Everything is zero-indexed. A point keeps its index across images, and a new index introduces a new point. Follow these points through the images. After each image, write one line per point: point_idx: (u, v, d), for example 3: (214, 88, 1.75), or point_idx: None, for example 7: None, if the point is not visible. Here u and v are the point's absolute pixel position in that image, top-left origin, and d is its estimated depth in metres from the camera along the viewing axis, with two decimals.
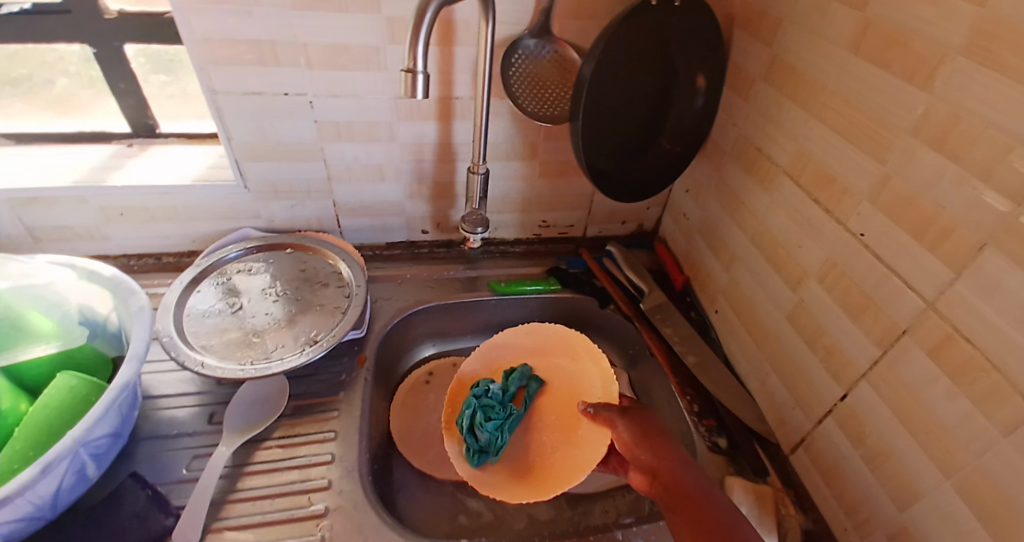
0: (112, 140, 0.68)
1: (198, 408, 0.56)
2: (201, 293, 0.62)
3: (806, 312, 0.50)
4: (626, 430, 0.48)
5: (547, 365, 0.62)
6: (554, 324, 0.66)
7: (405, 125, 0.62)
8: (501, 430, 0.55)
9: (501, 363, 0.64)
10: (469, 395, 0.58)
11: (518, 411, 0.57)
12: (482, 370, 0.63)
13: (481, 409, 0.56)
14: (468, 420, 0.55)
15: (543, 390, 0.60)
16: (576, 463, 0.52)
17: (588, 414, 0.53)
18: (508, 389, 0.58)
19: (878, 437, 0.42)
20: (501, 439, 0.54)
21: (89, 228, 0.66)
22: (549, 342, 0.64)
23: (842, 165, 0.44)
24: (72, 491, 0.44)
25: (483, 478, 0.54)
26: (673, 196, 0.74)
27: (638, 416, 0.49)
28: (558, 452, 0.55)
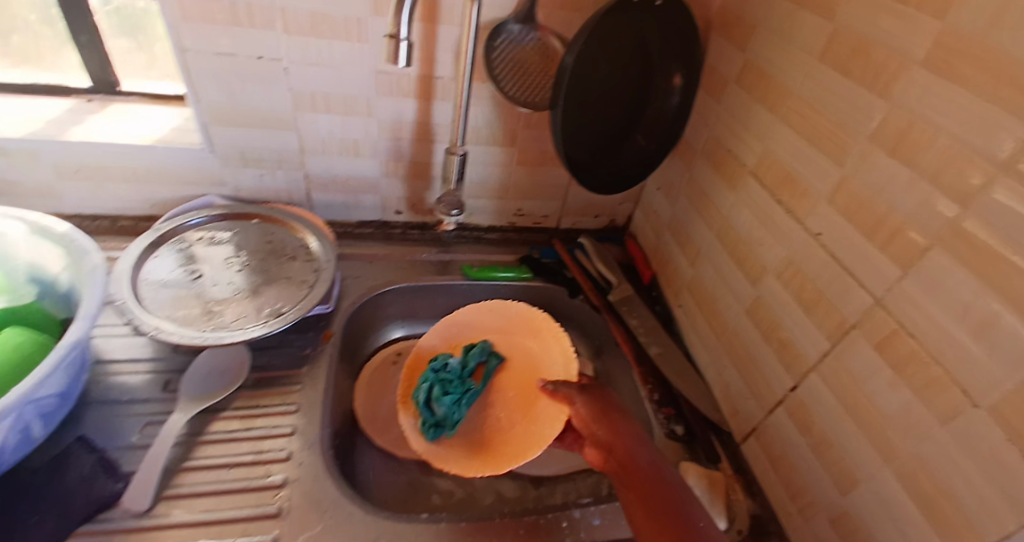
0: (70, 94, 0.65)
1: (151, 375, 0.54)
2: (159, 258, 0.59)
3: (765, 307, 0.52)
4: (585, 407, 0.50)
5: (509, 344, 0.63)
6: (518, 303, 0.66)
7: (384, 101, 0.62)
8: (457, 404, 0.56)
9: (461, 339, 0.64)
10: (428, 368, 0.59)
11: (476, 387, 0.57)
12: (440, 344, 0.64)
13: (439, 383, 0.57)
14: (425, 394, 0.57)
15: (503, 366, 0.61)
16: (531, 438, 0.53)
17: (547, 390, 0.55)
18: (467, 364, 0.59)
19: (824, 426, 0.44)
20: (457, 413, 0.55)
21: (40, 185, 0.62)
22: (513, 322, 0.65)
23: (804, 167, 0.47)
24: (15, 453, 0.42)
25: (436, 451, 0.56)
26: (646, 193, 0.76)
27: (597, 396, 0.51)
28: (513, 427, 0.55)
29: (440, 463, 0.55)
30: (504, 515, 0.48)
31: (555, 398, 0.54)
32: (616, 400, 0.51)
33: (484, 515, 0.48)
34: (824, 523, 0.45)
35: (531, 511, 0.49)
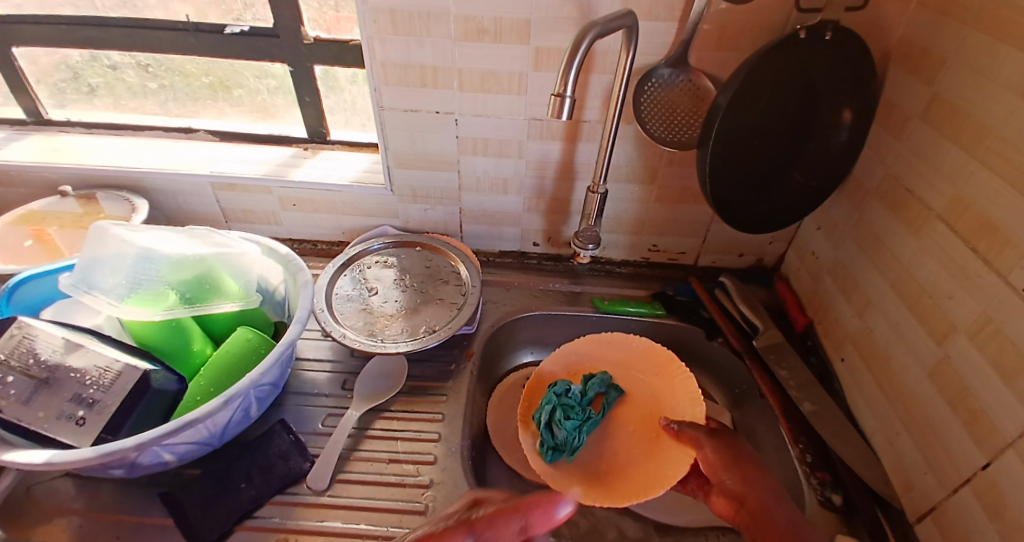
0: (291, 143, 0.82)
1: (333, 374, 0.65)
2: (347, 276, 0.72)
3: (952, 370, 0.45)
4: (712, 453, 0.50)
5: (629, 380, 0.65)
6: (631, 337, 0.69)
7: (534, 143, 0.68)
8: (578, 431, 0.57)
9: (578, 368, 0.66)
10: (548, 391, 0.60)
11: (596, 416, 0.59)
12: (558, 371, 0.66)
13: (561, 407, 0.59)
14: (547, 416, 0.58)
15: (621, 399, 0.63)
16: (655, 476, 0.54)
17: (671, 430, 0.56)
18: (587, 393, 0.61)
19: (1017, 511, 0.37)
20: (577, 440, 0.56)
21: (268, 213, 0.79)
22: (636, 359, 0.66)
23: (1005, 212, 0.40)
24: (238, 426, 0.53)
25: (554, 475, 0.56)
26: (802, 232, 0.71)
27: (725, 440, 0.51)
28: (637, 462, 0.56)
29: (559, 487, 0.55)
30: None
31: (680, 440, 0.55)
32: (747, 446, 0.50)
33: None
34: None
35: None
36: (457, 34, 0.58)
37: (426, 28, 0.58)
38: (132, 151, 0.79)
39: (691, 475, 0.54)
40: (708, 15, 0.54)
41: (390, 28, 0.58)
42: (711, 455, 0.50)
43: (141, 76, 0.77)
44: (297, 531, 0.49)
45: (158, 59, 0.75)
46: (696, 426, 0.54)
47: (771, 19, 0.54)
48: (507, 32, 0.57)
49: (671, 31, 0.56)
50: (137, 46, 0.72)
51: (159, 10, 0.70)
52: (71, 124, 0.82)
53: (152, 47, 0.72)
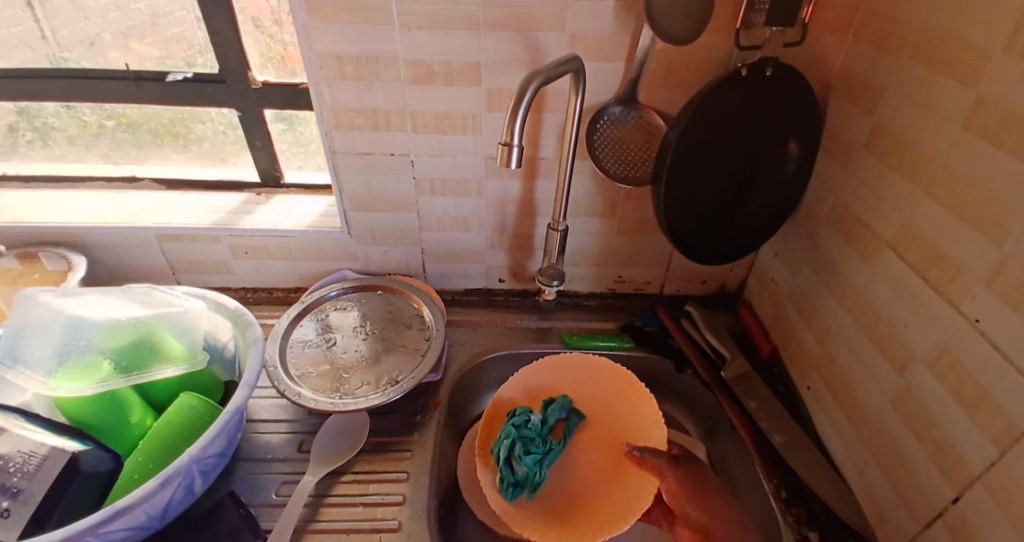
0: (244, 188, 0.79)
1: (289, 435, 0.61)
2: (303, 326, 0.69)
3: (914, 400, 0.45)
4: (677, 484, 0.50)
5: (590, 405, 0.62)
6: (591, 357, 0.66)
7: (492, 182, 0.67)
8: (539, 464, 0.54)
9: (539, 393, 0.64)
10: (507, 424, 0.57)
11: (557, 446, 0.57)
12: (520, 396, 0.63)
13: (520, 440, 0.56)
14: (506, 451, 0.54)
15: (584, 424, 0.60)
16: (621, 508, 0.52)
17: (633, 457, 0.54)
18: (547, 421, 0.58)
19: None
20: (539, 475, 0.54)
21: (219, 262, 0.76)
22: (598, 384, 0.64)
23: (952, 243, 0.41)
24: (179, 505, 0.49)
25: (513, 512, 0.53)
26: (761, 259, 0.72)
27: (688, 469, 0.51)
28: (600, 495, 0.54)
29: (519, 529, 0.52)
30: None
31: (642, 467, 0.53)
32: (708, 474, 0.51)
33: None
34: None
35: None
36: (407, 77, 0.57)
37: (375, 73, 0.57)
38: (73, 204, 0.75)
39: (652, 505, 0.54)
40: (652, 55, 0.55)
41: (339, 73, 0.57)
42: (676, 486, 0.50)
43: (85, 122, 0.73)
44: None
45: (99, 107, 0.72)
46: (658, 452, 0.54)
47: (716, 57, 0.55)
48: (458, 75, 0.57)
49: (620, 70, 0.56)
50: (77, 96, 0.68)
51: (116, 47, 0.67)
52: (6, 177, 0.77)
53: (93, 97, 0.69)
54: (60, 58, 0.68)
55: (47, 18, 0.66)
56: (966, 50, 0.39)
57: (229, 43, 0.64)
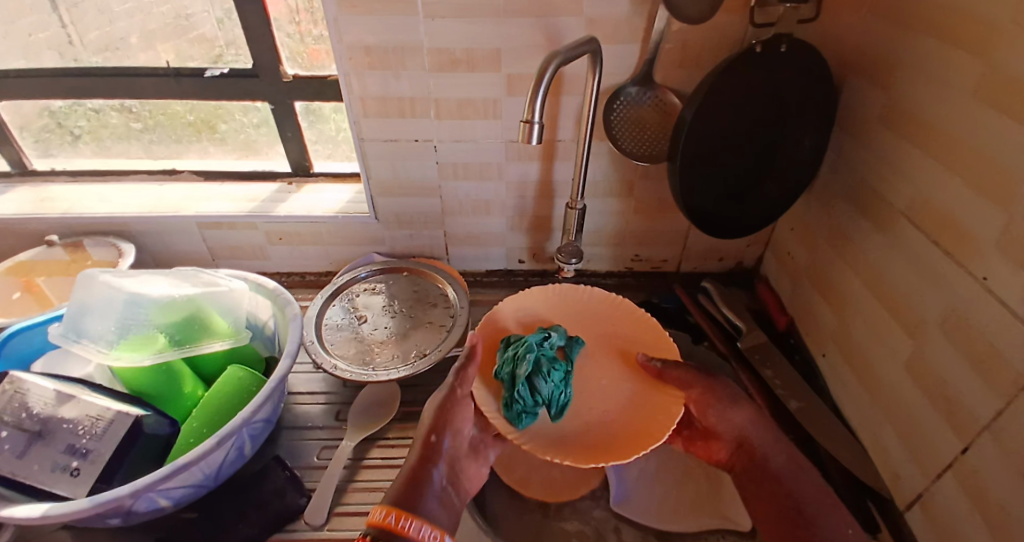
0: (276, 178, 0.83)
1: (326, 406, 0.65)
2: (335, 306, 0.72)
3: (926, 362, 0.46)
4: (702, 399, 0.50)
5: (595, 338, 0.61)
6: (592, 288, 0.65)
7: (513, 165, 0.69)
8: (563, 385, 0.52)
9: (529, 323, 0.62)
10: (525, 343, 0.54)
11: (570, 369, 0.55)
12: (514, 327, 0.61)
13: (542, 359, 0.53)
14: (529, 368, 0.51)
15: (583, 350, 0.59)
16: (640, 431, 0.50)
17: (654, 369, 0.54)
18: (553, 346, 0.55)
19: (1000, 497, 0.38)
20: (563, 395, 0.51)
21: (255, 248, 0.80)
22: (597, 310, 0.63)
23: (961, 208, 0.42)
24: (232, 466, 0.53)
25: (528, 436, 0.50)
26: (777, 234, 0.73)
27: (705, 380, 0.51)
28: (619, 417, 0.52)
29: (542, 451, 0.48)
30: None
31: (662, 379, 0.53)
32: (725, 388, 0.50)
33: None
34: None
35: None
36: (431, 65, 0.60)
37: (400, 61, 0.59)
38: (119, 196, 0.80)
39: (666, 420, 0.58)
40: (668, 36, 0.57)
41: (366, 62, 0.59)
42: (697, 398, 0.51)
43: (129, 119, 0.77)
44: None
45: (139, 105, 0.76)
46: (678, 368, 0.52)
47: (731, 35, 0.57)
48: (479, 61, 0.59)
49: (636, 52, 0.58)
50: (122, 94, 0.73)
51: (157, 49, 0.71)
52: (56, 173, 0.82)
53: (136, 96, 0.73)
54: (96, 61, 0.72)
55: (71, 24, 0.70)
56: (977, 18, 0.40)
57: (261, 39, 0.68)
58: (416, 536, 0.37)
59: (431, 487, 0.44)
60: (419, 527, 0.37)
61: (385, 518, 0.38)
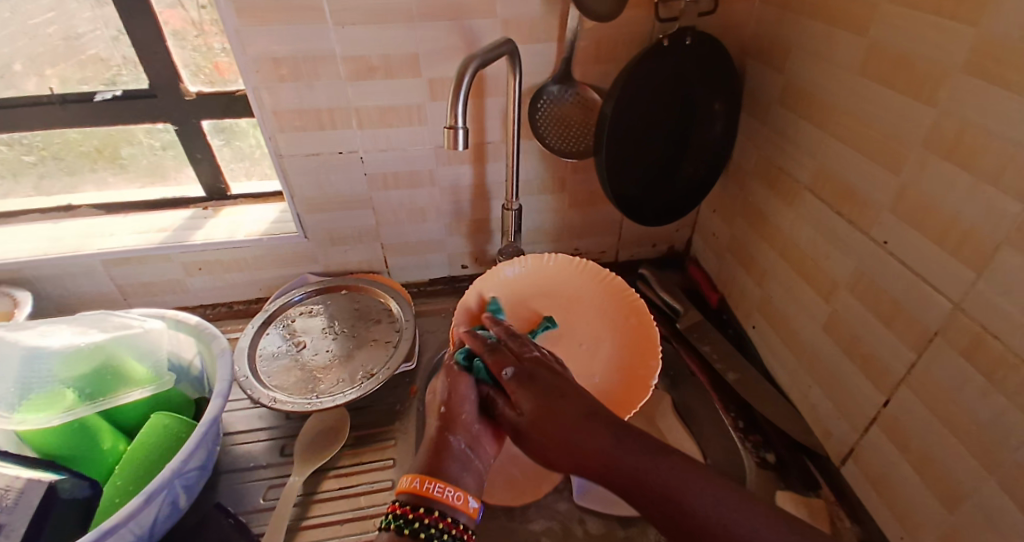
0: (189, 204, 0.77)
1: (270, 441, 0.61)
2: (269, 334, 0.68)
3: (841, 322, 0.50)
4: (552, 419, 0.39)
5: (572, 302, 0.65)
6: (552, 255, 0.68)
7: (444, 170, 0.68)
8: None
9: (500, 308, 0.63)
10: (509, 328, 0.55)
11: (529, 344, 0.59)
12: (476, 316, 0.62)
13: None
14: None
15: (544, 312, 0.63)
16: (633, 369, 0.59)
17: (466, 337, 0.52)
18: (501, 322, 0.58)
19: (921, 438, 0.42)
20: None
21: (172, 281, 0.74)
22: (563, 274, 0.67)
23: (859, 179, 0.46)
24: (166, 523, 0.48)
25: None
26: (701, 218, 0.77)
27: (550, 379, 0.43)
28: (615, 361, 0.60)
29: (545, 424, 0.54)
30: None
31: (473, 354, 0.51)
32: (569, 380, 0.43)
33: None
34: None
35: None
36: (347, 74, 0.57)
37: (313, 72, 0.57)
38: (5, 239, 0.71)
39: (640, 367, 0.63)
40: (582, 33, 0.58)
41: (276, 75, 0.56)
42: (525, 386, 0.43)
43: (10, 152, 0.69)
44: None
45: (21, 136, 0.68)
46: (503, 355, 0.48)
47: (639, 30, 0.59)
48: (397, 67, 0.58)
49: (553, 50, 0.59)
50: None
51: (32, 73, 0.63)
52: None
53: (15, 127, 0.65)
54: None
55: None
56: (856, 4, 0.43)
57: (156, 56, 0.63)
58: (443, 499, 0.39)
59: (452, 455, 0.43)
60: (445, 490, 0.39)
61: (413, 484, 0.40)
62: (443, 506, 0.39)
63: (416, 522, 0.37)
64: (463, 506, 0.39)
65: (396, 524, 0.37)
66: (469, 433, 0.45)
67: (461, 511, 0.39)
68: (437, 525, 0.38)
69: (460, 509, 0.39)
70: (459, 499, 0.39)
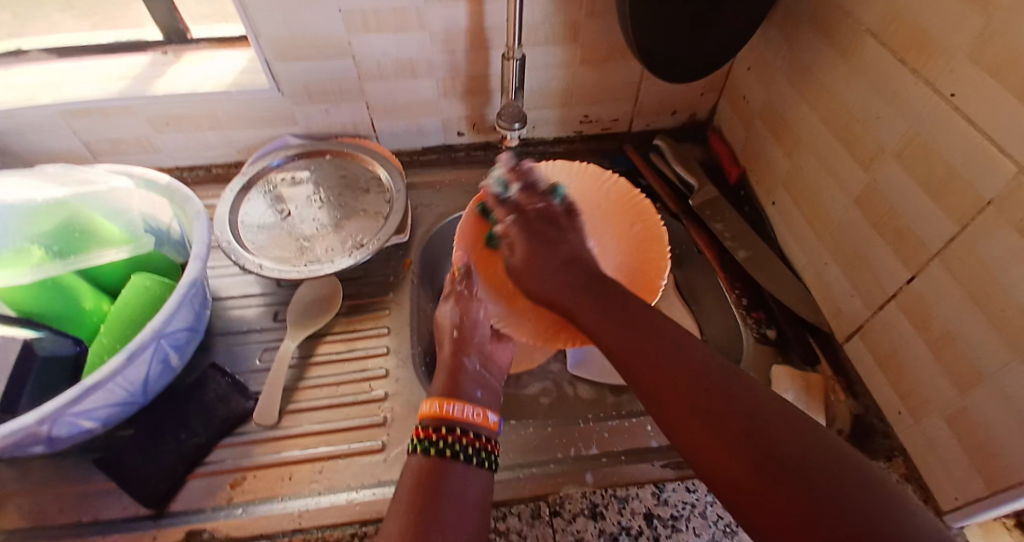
0: (146, 49, 0.67)
1: (263, 307, 0.60)
2: (251, 201, 0.63)
3: (878, 195, 0.45)
4: (537, 258, 0.47)
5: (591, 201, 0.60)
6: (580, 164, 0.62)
7: (434, 10, 0.57)
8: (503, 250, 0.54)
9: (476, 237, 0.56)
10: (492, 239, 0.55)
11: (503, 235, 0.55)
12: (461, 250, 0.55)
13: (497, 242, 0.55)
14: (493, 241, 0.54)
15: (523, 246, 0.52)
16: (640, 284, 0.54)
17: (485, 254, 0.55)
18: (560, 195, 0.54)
19: (946, 321, 0.39)
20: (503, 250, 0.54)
21: (140, 139, 0.67)
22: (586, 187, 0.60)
23: (936, 15, 0.37)
24: (160, 378, 0.48)
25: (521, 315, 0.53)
26: (733, 76, 0.67)
27: (545, 228, 0.49)
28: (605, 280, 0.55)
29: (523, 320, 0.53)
30: (587, 420, 0.52)
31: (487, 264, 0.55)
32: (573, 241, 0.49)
33: (568, 421, 0.52)
34: (938, 422, 0.42)
35: (617, 417, 0.52)
36: None
37: None
38: None
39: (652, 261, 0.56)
40: None
41: None
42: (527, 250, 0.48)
43: None
44: (257, 466, 0.47)
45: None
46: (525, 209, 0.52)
47: None
48: None
49: None
50: None
51: None
52: None
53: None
54: None
55: None
56: None
57: None
58: (462, 417, 0.40)
59: (467, 375, 0.45)
60: (464, 409, 0.41)
61: (433, 409, 0.40)
62: (462, 423, 0.40)
63: (440, 441, 0.38)
64: (482, 421, 0.41)
65: (421, 446, 0.38)
66: (480, 354, 0.48)
67: (482, 426, 0.41)
68: (462, 441, 0.39)
69: (482, 425, 0.41)
70: (479, 415, 0.41)
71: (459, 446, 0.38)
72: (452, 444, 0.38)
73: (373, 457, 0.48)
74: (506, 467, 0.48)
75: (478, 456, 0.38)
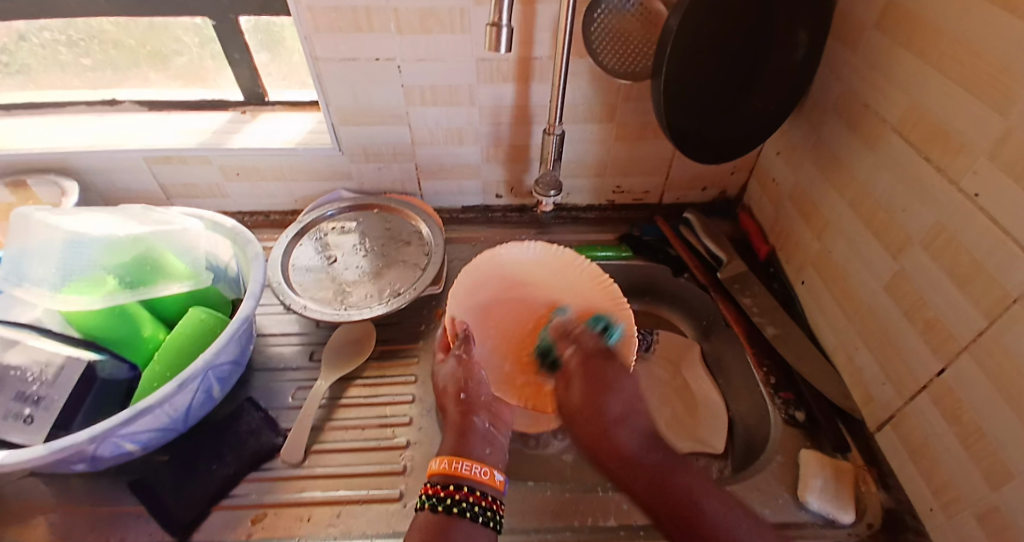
0: (228, 108, 0.76)
1: (302, 345, 0.63)
2: (303, 246, 0.69)
3: (908, 282, 0.46)
4: (593, 386, 0.45)
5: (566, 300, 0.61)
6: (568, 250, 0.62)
7: (484, 88, 0.64)
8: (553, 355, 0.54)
9: (558, 287, 0.62)
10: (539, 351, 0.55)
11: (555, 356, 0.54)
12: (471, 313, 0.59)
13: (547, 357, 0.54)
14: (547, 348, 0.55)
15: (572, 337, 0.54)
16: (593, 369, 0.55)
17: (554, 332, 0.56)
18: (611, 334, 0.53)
19: (976, 414, 0.39)
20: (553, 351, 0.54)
21: (212, 186, 0.75)
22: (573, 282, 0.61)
23: (959, 119, 0.40)
24: (202, 407, 0.51)
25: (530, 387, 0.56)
26: (763, 159, 0.71)
27: (602, 366, 0.47)
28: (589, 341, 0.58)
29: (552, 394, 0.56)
30: (606, 488, 0.51)
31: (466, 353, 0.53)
32: (631, 391, 0.46)
33: (588, 487, 0.51)
34: (972, 522, 0.40)
35: None
36: None
37: None
38: (48, 129, 0.72)
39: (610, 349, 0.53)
40: None
41: None
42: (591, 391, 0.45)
43: (69, 52, 0.70)
44: (279, 505, 0.49)
45: (80, 37, 0.69)
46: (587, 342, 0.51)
47: None
48: None
49: None
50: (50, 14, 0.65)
51: None
52: None
53: (68, 16, 0.66)
54: None
55: None
56: None
57: None
58: (470, 475, 0.40)
59: (478, 433, 0.46)
60: (472, 466, 0.41)
61: (443, 466, 0.41)
62: (471, 481, 0.40)
63: (449, 498, 0.38)
64: (490, 481, 0.41)
65: (429, 502, 0.38)
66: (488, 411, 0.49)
67: (489, 486, 0.40)
68: (468, 500, 0.39)
69: (489, 484, 0.40)
70: (486, 474, 0.41)
71: (467, 504, 0.38)
72: (461, 503, 0.38)
73: (391, 506, 0.49)
74: (522, 530, 0.48)
75: (483, 516, 0.38)
